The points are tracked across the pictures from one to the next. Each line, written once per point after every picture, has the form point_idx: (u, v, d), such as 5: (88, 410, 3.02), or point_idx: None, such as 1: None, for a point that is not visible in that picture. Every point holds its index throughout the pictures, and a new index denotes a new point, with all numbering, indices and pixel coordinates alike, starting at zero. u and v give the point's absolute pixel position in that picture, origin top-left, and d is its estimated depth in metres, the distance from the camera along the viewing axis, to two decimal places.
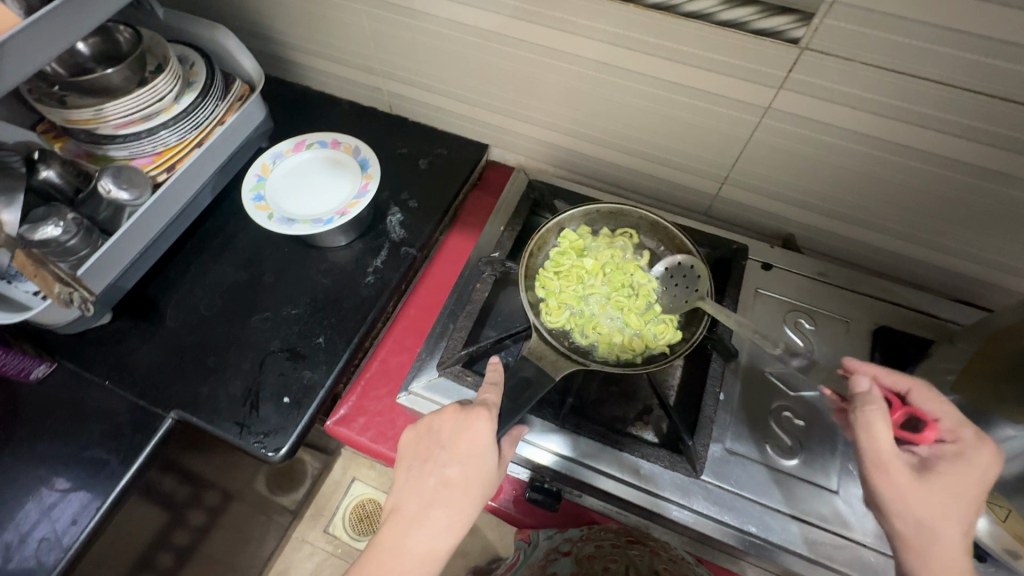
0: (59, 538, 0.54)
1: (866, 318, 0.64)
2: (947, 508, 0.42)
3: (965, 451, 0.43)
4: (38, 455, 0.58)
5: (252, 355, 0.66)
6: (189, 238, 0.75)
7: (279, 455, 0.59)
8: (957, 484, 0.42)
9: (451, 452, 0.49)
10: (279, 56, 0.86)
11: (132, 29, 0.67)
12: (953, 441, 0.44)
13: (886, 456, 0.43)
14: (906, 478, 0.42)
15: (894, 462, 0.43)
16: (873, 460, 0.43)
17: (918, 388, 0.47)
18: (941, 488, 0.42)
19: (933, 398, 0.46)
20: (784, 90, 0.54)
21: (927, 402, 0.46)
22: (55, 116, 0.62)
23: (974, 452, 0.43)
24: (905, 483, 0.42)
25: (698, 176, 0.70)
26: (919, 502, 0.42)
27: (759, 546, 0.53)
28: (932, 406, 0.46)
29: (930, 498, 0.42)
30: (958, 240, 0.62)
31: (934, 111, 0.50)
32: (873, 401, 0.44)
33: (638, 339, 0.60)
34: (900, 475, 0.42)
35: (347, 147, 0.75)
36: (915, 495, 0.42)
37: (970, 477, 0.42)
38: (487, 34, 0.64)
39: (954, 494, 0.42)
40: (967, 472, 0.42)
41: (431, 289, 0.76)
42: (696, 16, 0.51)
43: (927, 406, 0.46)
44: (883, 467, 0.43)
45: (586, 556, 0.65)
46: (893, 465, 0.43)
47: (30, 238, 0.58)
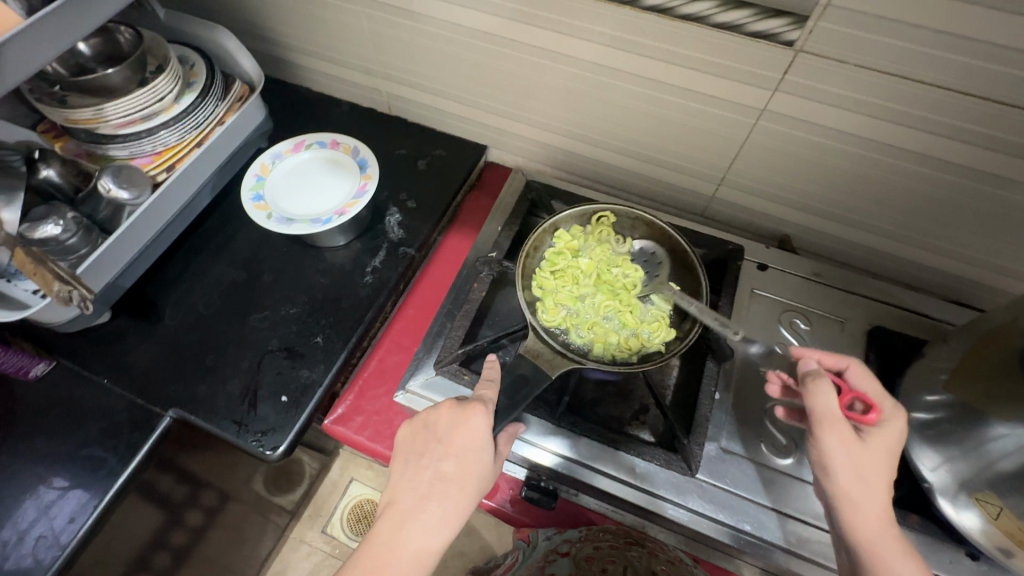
0: (56, 536, 0.54)
1: (861, 318, 0.65)
2: (879, 468, 0.46)
3: (892, 419, 0.48)
4: (36, 453, 0.58)
5: (251, 354, 0.67)
6: (188, 238, 0.76)
7: (277, 453, 0.60)
8: (887, 448, 0.47)
9: (447, 446, 0.49)
10: (279, 57, 0.86)
11: (132, 30, 0.68)
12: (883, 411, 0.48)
13: (835, 416, 0.47)
14: (851, 438, 0.46)
15: (840, 422, 0.47)
16: (822, 419, 0.47)
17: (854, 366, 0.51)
18: (876, 450, 0.46)
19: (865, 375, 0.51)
20: (779, 92, 0.55)
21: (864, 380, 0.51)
22: (56, 115, 0.63)
23: (899, 420, 0.48)
24: (849, 443, 0.46)
25: (695, 177, 0.70)
26: (859, 461, 0.46)
27: (754, 544, 0.53)
28: (865, 383, 0.50)
29: (867, 458, 0.46)
30: (953, 241, 0.62)
31: (929, 113, 0.50)
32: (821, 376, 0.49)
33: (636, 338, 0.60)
34: (845, 435, 0.46)
35: (346, 148, 0.76)
36: (856, 454, 0.46)
37: (894, 441, 0.47)
38: (485, 36, 0.65)
39: (886, 457, 0.47)
40: (893, 437, 0.47)
41: (429, 289, 0.76)
42: (693, 18, 0.52)
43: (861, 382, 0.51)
44: (831, 428, 0.47)
45: (585, 557, 0.65)
46: (839, 426, 0.47)
47: (29, 237, 0.58)
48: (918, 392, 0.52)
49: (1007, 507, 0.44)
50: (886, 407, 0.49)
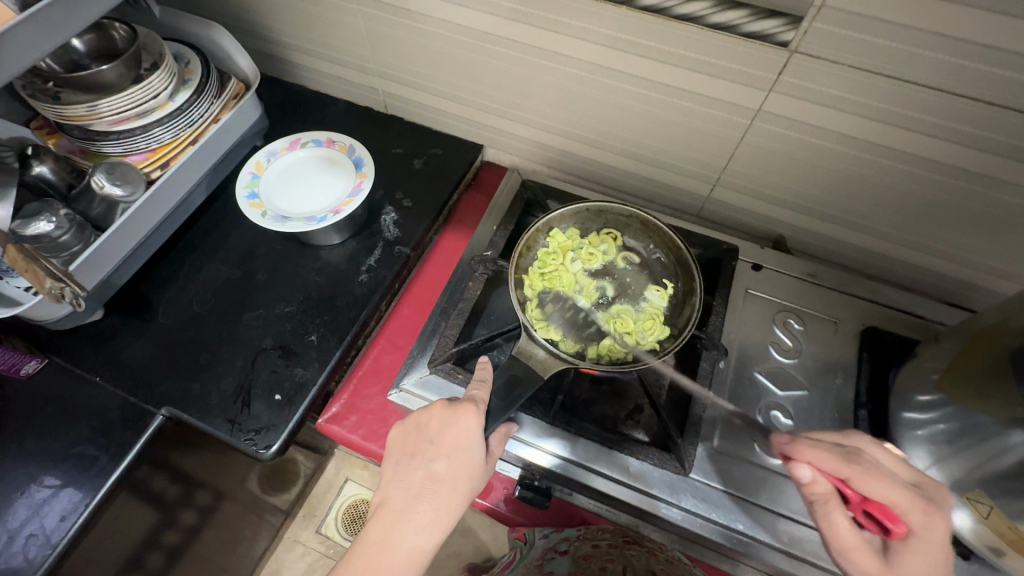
0: (48, 535, 0.54)
1: (854, 318, 0.65)
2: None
3: (921, 531, 0.43)
4: (27, 451, 0.58)
5: (244, 352, 0.66)
6: (182, 235, 0.75)
7: (270, 452, 0.59)
8: (926, 567, 0.42)
9: (438, 447, 0.49)
10: (275, 55, 0.86)
11: (127, 26, 0.68)
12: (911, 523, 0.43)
13: (850, 547, 0.44)
14: (875, 565, 0.44)
15: (857, 549, 0.44)
16: (840, 544, 0.45)
17: (861, 473, 0.45)
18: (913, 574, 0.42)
19: (880, 479, 0.44)
20: (774, 93, 0.55)
21: (884, 490, 0.44)
22: (49, 112, 0.62)
23: (929, 530, 0.43)
24: (874, 568, 0.44)
25: (690, 177, 0.71)
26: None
27: (747, 543, 0.53)
28: (885, 492, 0.44)
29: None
30: (946, 242, 0.63)
31: (923, 115, 0.51)
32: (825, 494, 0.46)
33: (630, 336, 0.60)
34: (867, 562, 0.44)
35: (341, 146, 0.76)
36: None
37: (934, 552, 0.42)
38: (482, 35, 0.65)
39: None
40: (928, 551, 0.42)
41: (424, 289, 0.76)
42: (688, 18, 0.52)
43: (875, 492, 0.44)
44: (850, 555, 0.44)
45: (583, 555, 0.65)
46: (856, 552, 0.44)
47: (22, 233, 0.58)
48: (911, 392, 0.52)
49: (998, 506, 0.44)
50: (915, 518, 0.43)
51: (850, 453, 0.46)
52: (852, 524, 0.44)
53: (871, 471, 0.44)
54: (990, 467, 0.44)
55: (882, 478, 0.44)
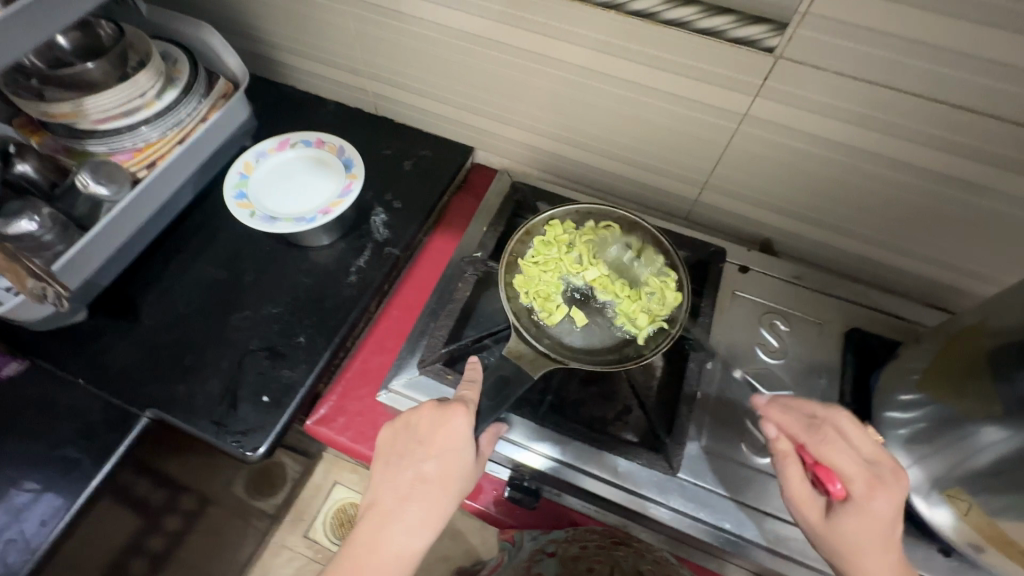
0: (27, 540, 0.53)
1: (839, 320, 0.66)
2: (858, 547, 0.45)
3: (864, 498, 0.45)
4: (6, 454, 0.57)
5: (231, 353, 0.66)
6: (168, 236, 0.75)
7: (257, 454, 0.59)
8: (863, 528, 0.45)
9: (428, 447, 0.49)
10: (264, 55, 0.86)
11: (114, 24, 0.67)
12: (856, 489, 0.46)
13: (796, 499, 0.48)
14: (817, 519, 0.47)
15: (804, 502, 0.47)
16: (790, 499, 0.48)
17: (820, 438, 0.48)
18: (850, 533, 0.45)
19: (835, 446, 0.47)
20: (760, 98, 0.56)
21: (835, 456, 0.47)
22: (33, 109, 0.62)
23: (871, 499, 0.45)
24: (817, 523, 0.47)
25: (678, 180, 0.71)
26: (830, 541, 0.46)
27: (734, 542, 0.54)
28: (836, 458, 0.47)
29: (843, 535, 0.46)
30: (927, 246, 0.64)
31: (905, 121, 0.52)
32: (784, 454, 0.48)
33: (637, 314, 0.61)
34: (811, 515, 0.47)
35: (331, 147, 0.75)
36: (826, 535, 0.46)
37: (874, 519, 0.45)
38: (472, 38, 0.65)
39: (863, 539, 0.45)
40: (868, 517, 0.45)
41: (414, 291, 0.76)
42: (676, 23, 0.52)
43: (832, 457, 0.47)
44: (797, 507, 0.48)
45: (572, 556, 0.66)
46: (804, 506, 0.47)
47: (4, 232, 0.57)
48: (893, 392, 0.53)
49: (979, 504, 0.45)
50: (859, 484, 0.46)
51: (815, 422, 0.49)
52: (802, 481, 0.47)
53: (829, 438, 0.48)
54: (971, 465, 0.45)
55: (838, 446, 0.47)
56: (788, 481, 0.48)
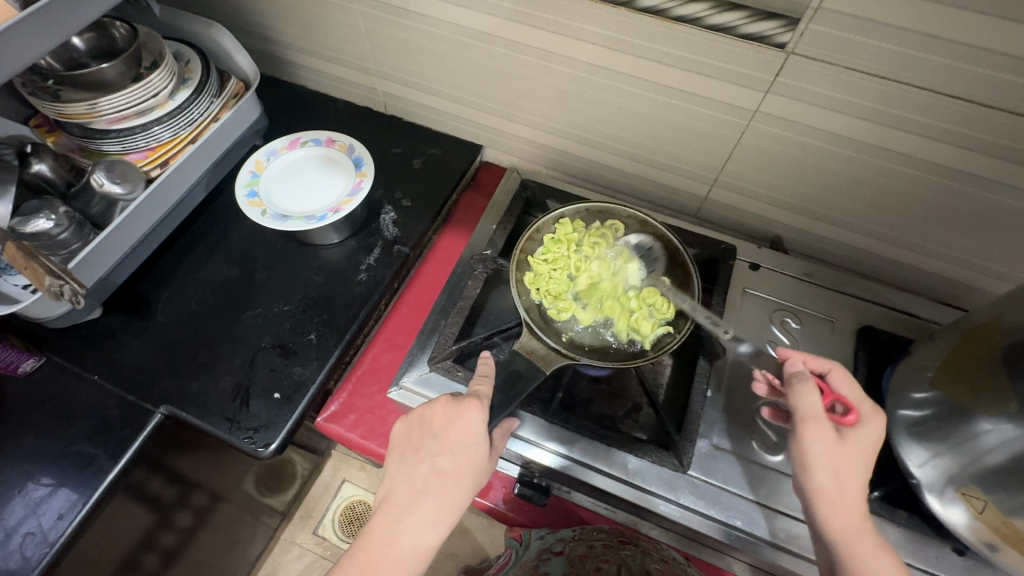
0: (44, 533, 0.54)
1: (851, 317, 0.65)
2: (854, 466, 0.47)
3: (872, 422, 0.49)
4: (25, 449, 0.58)
5: (243, 350, 0.66)
6: (180, 235, 0.75)
7: (269, 450, 0.59)
8: (865, 447, 0.48)
9: (443, 440, 0.50)
10: (275, 55, 0.86)
11: (128, 25, 0.68)
12: (863, 413, 0.49)
13: (815, 415, 0.48)
14: (830, 437, 0.47)
15: (822, 420, 0.48)
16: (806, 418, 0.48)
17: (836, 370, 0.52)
18: (856, 451, 0.47)
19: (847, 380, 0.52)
20: (771, 94, 0.56)
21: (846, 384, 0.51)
22: (49, 109, 0.62)
23: (877, 422, 0.49)
24: (830, 441, 0.47)
25: (688, 178, 0.71)
26: (837, 459, 0.47)
27: (744, 540, 0.54)
28: (848, 387, 0.51)
29: (848, 453, 0.47)
30: (941, 243, 0.63)
31: (920, 117, 0.51)
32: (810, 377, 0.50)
33: (643, 322, 0.59)
34: (827, 433, 0.47)
35: (341, 145, 0.76)
36: (834, 452, 0.47)
37: (873, 442, 0.48)
38: (481, 36, 0.65)
39: (863, 456, 0.47)
40: (872, 439, 0.48)
41: (423, 289, 0.76)
42: (688, 19, 0.52)
43: (843, 386, 0.51)
44: (812, 425, 0.48)
45: (579, 555, 0.64)
46: (818, 424, 0.48)
47: (21, 230, 0.58)
48: (907, 390, 0.53)
49: (992, 501, 0.44)
50: (866, 409, 0.49)
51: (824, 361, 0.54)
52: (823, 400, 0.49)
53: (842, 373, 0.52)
54: (984, 462, 0.44)
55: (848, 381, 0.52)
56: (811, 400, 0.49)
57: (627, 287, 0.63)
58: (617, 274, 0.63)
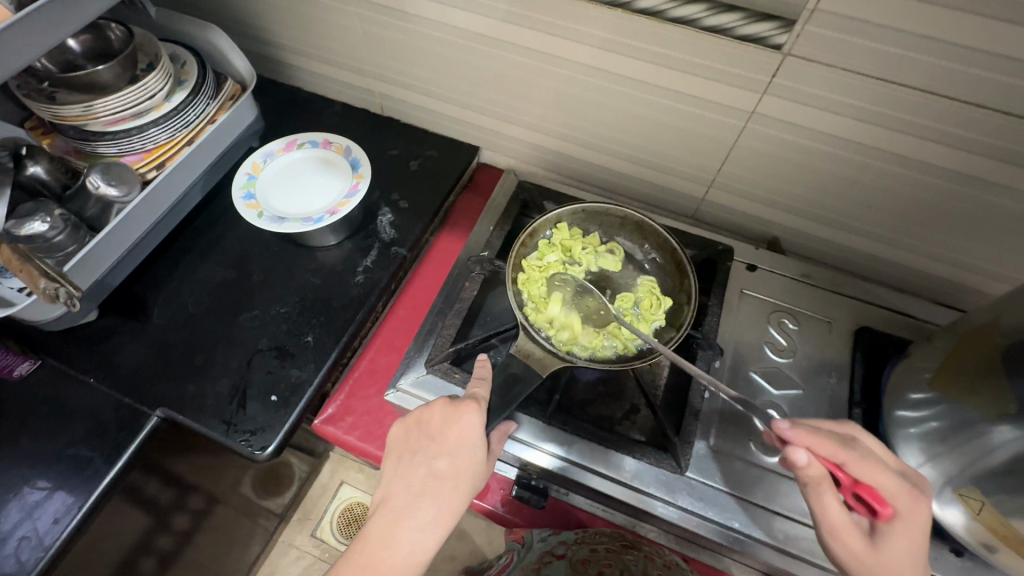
0: (40, 538, 0.53)
1: (848, 318, 0.65)
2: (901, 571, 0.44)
3: (907, 513, 0.44)
4: (20, 452, 0.58)
5: (240, 353, 0.66)
6: (177, 237, 0.75)
7: (266, 453, 0.59)
8: (905, 545, 0.44)
9: (440, 443, 0.49)
10: (272, 57, 0.86)
11: (123, 27, 0.67)
12: (897, 506, 0.44)
13: (836, 527, 0.45)
14: (860, 546, 0.45)
15: (845, 530, 0.45)
16: (830, 529, 0.46)
17: (854, 459, 0.45)
18: (896, 555, 0.44)
19: (874, 465, 0.45)
20: (768, 95, 0.56)
21: (873, 474, 0.45)
22: (44, 112, 0.62)
23: (916, 513, 0.44)
24: (860, 550, 0.45)
25: (685, 179, 0.71)
26: (877, 569, 0.44)
27: (743, 541, 0.54)
28: (874, 476, 0.45)
29: (889, 560, 0.44)
30: (937, 243, 0.63)
31: (916, 118, 0.51)
32: (822, 480, 0.45)
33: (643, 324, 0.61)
34: (855, 543, 0.45)
35: (338, 147, 0.76)
36: (870, 561, 0.45)
37: (915, 535, 0.44)
38: (478, 38, 0.65)
39: (907, 556, 0.44)
40: (911, 532, 0.44)
41: (420, 290, 0.76)
42: (683, 22, 0.52)
43: (869, 475, 0.45)
44: (839, 538, 0.46)
45: (580, 559, 0.64)
46: (844, 535, 0.45)
47: (16, 233, 0.58)
48: (904, 391, 0.53)
49: (990, 502, 0.44)
50: (901, 501, 0.44)
51: (843, 438, 0.47)
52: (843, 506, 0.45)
53: (866, 456, 0.45)
54: (982, 463, 0.44)
55: (874, 463, 0.45)
56: (830, 511, 0.45)
57: (620, 293, 0.64)
58: (610, 281, 0.66)
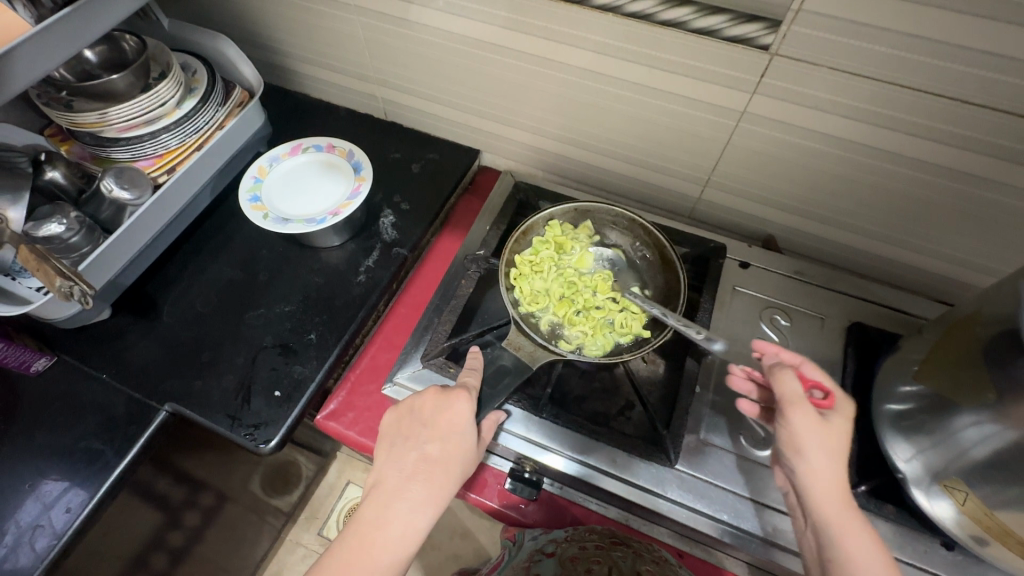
0: (52, 526, 0.56)
1: (842, 315, 0.66)
2: (842, 448, 0.47)
3: (846, 402, 0.49)
4: (36, 445, 0.60)
5: (245, 349, 0.68)
6: (187, 239, 0.78)
7: (268, 446, 0.61)
8: (844, 429, 0.48)
9: (432, 430, 0.51)
10: (279, 65, 0.89)
11: (137, 38, 0.70)
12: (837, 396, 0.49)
13: (799, 397, 0.47)
14: (815, 418, 0.47)
15: (805, 402, 0.47)
16: (790, 400, 0.47)
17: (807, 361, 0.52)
18: (837, 434, 0.47)
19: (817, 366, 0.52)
20: (757, 95, 0.57)
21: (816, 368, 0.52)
22: (62, 119, 0.65)
23: (851, 405, 0.49)
24: (815, 423, 0.47)
25: (681, 179, 0.72)
26: (823, 443, 0.46)
27: (733, 533, 0.54)
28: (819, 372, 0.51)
29: (832, 436, 0.47)
30: (931, 240, 0.64)
31: (902, 114, 0.52)
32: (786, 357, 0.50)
33: (634, 321, 0.61)
34: (811, 415, 0.47)
35: (341, 151, 0.78)
36: (820, 432, 0.46)
37: (849, 425, 0.48)
38: (478, 43, 0.67)
39: (846, 438, 0.47)
40: (848, 421, 0.48)
41: (422, 289, 0.78)
42: (673, 24, 0.54)
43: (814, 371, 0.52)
44: (799, 408, 0.47)
45: (569, 557, 0.62)
46: (803, 406, 0.47)
47: (34, 235, 0.61)
48: (893, 384, 0.53)
49: (974, 493, 0.45)
50: (840, 393, 0.50)
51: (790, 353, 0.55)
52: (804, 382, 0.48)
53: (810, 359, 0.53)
54: (968, 456, 0.45)
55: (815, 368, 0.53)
56: (795, 380, 0.48)
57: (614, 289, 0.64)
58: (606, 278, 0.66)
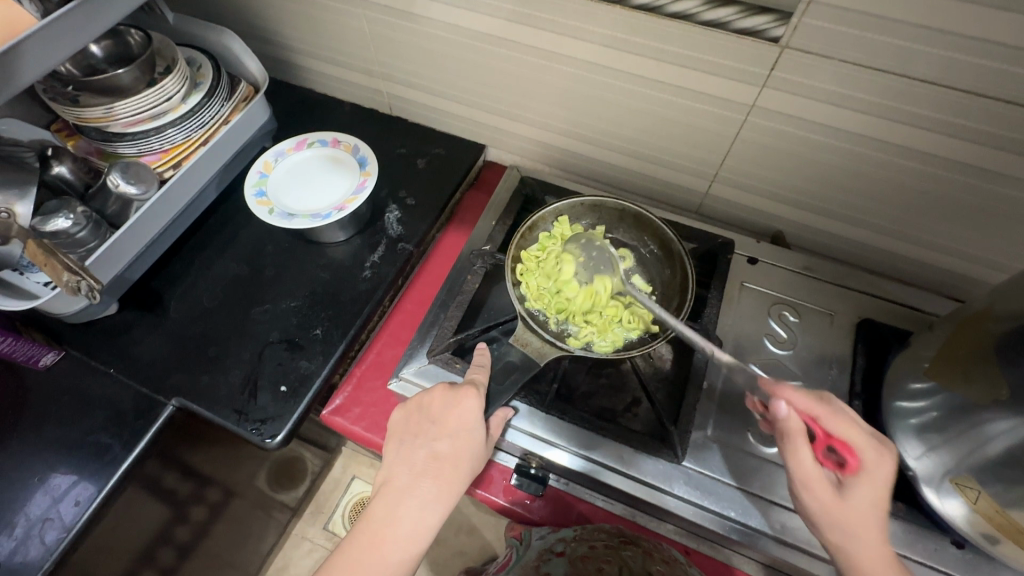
0: (61, 519, 0.56)
1: (851, 311, 0.65)
2: (866, 519, 0.46)
3: (874, 467, 0.46)
4: (44, 439, 0.61)
5: (251, 345, 0.68)
6: (193, 233, 0.78)
7: (275, 441, 0.61)
8: (870, 496, 0.46)
9: (441, 426, 0.51)
10: (284, 60, 0.89)
11: (143, 33, 0.70)
12: (864, 460, 0.46)
13: (808, 480, 0.47)
14: (830, 496, 0.46)
15: (816, 482, 0.47)
16: (799, 482, 0.47)
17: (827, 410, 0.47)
18: (860, 506, 0.46)
19: (848, 419, 0.47)
20: (767, 88, 0.56)
21: (841, 425, 0.47)
22: (68, 114, 0.65)
23: (881, 467, 0.46)
24: (829, 501, 0.46)
25: (688, 174, 0.72)
26: (842, 520, 0.46)
27: (739, 530, 0.54)
28: (844, 430, 0.47)
29: (852, 510, 0.46)
30: (943, 236, 0.63)
31: (917, 108, 0.51)
32: (795, 433, 0.47)
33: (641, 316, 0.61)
34: (824, 495, 0.46)
35: (346, 146, 0.78)
36: (838, 511, 0.46)
37: (879, 489, 0.46)
38: (484, 38, 0.66)
39: (872, 505, 0.46)
40: (877, 485, 0.46)
41: (427, 284, 0.78)
42: (682, 16, 0.53)
43: (840, 428, 0.47)
44: (808, 489, 0.47)
45: (580, 556, 0.67)
46: (813, 486, 0.47)
47: (41, 229, 0.61)
48: (904, 381, 0.52)
49: (986, 491, 0.45)
50: (869, 454, 0.46)
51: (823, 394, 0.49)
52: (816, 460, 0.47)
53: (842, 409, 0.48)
54: (981, 454, 0.44)
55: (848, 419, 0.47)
56: (804, 462, 0.47)
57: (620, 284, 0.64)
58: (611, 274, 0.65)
